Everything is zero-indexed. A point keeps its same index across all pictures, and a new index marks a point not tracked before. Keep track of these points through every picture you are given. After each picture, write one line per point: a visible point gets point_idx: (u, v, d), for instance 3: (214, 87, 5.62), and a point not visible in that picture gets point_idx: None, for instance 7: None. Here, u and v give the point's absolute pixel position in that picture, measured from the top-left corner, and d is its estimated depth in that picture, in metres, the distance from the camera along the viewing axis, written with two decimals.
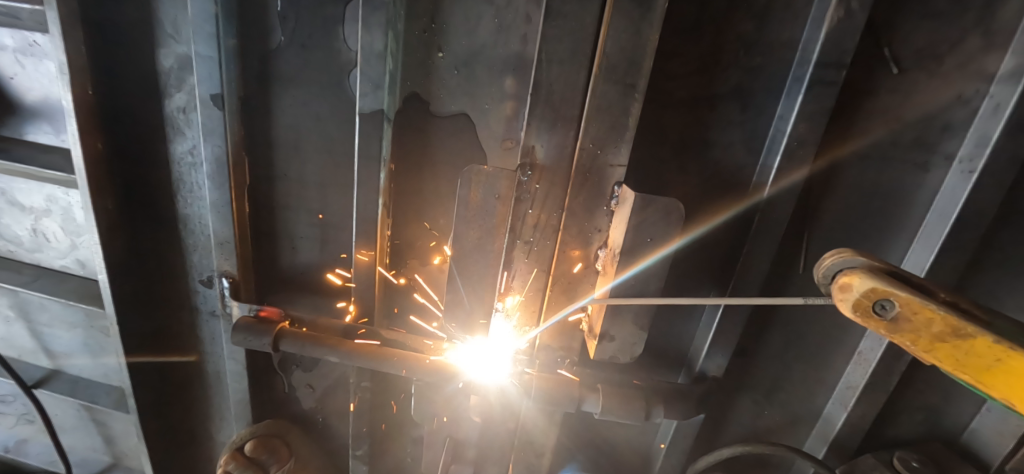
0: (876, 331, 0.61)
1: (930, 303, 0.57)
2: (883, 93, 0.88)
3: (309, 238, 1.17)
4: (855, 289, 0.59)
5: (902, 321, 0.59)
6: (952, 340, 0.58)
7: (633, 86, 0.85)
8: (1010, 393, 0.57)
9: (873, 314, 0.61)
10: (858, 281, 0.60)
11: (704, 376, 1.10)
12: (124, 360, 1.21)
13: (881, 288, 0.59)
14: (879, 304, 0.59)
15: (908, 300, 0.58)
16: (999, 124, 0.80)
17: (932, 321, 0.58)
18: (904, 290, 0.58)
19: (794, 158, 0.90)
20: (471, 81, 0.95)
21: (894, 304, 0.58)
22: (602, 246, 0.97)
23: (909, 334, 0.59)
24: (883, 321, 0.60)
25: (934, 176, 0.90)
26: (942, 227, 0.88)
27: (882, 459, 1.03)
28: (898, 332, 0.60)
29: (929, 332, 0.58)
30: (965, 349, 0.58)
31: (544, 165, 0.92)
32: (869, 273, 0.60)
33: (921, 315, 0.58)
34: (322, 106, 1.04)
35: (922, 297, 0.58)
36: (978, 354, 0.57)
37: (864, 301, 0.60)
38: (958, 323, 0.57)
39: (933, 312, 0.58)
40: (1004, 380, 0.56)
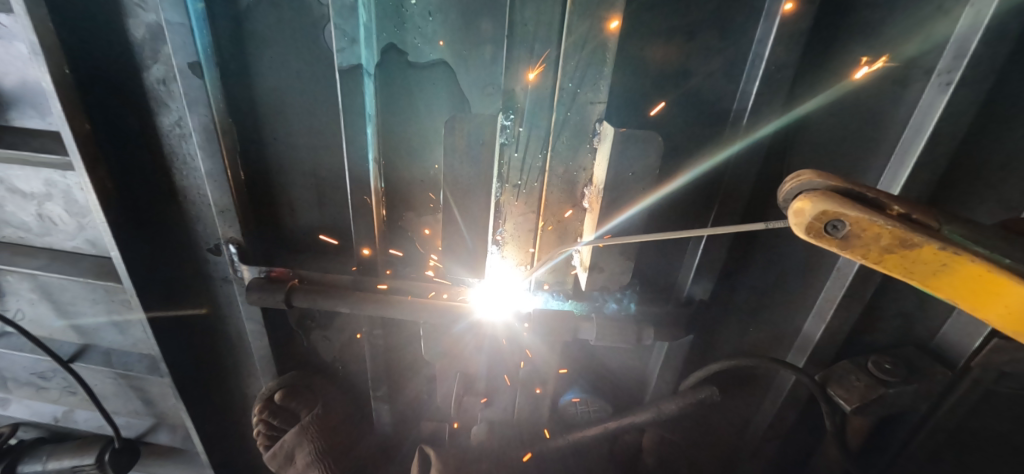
0: (831, 249, 0.69)
1: (879, 221, 0.65)
2: (867, 9, 0.88)
3: (307, 199, 1.20)
4: (814, 216, 0.65)
5: (855, 238, 0.67)
6: (901, 250, 0.66)
7: (607, 19, 0.82)
8: (950, 289, 0.68)
9: (828, 234, 0.67)
10: (814, 205, 0.66)
11: (692, 299, 1.16)
12: (145, 315, 1.25)
13: (834, 211, 0.65)
14: (833, 225, 0.66)
15: (859, 219, 0.65)
16: (977, 34, 0.79)
17: (881, 236, 0.66)
18: (856, 211, 0.65)
19: (772, 83, 0.90)
20: (446, 27, 0.93)
21: (847, 224, 0.65)
22: (587, 184, 1.00)
23: (862, 248, 0.67)
24: (837, 240, 0.67)
25: (913, 90, 0.90)
26: (918, 140, 0.89)
27: (858, 364, 1.14)
28: (850, 247, 0.68)
29: (878, 246, 0.67)
30: (911, 256, 0.67)
31: (526, 108, 0.91)
32: (823, 198, 0.66)
33: (872, 231, 0.66)
34: (300, 66, 1.03)
35: (871, 214, 0.65)
36: (922, 259, 0.67)
37: (819, 224, 0.67)
38: (904, 235, 0.65)
39: (884, 229, 0.65)
40: (944, 278, 0.67)
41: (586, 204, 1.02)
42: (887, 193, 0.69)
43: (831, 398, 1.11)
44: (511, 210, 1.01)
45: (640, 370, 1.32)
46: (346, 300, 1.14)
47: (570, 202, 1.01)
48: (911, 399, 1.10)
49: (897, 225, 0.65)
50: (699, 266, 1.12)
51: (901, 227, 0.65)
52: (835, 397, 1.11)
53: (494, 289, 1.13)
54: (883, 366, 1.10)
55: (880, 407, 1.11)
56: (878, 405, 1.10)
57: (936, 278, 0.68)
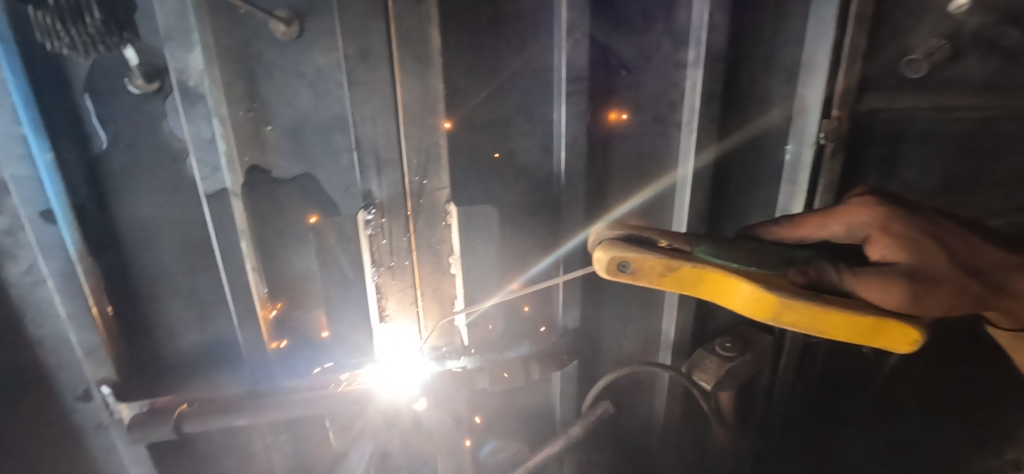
0: (627, 282, 0.84)
1: (649, 254, 0.80)
2: (624, 89, 1.16)
3: (187, 320, 1.20)
4: (603, 260, 0.82)
5: (639, 271, 0.82)
6: (671, 274, 0.81)
7: (434, 125, 0.99)
8: (719, 297, 0.81)
9: (620, 272, 0.83)
10: (603, 251, 0.83)
11: (566, 330, 1.30)
12: None
13: (617, 254, 0.81)
14: (621, 265, 0.82)
15: (635, 257, 0.81)
16: (698, 96, 1.11)
17: (654, 266, 0.81)
18: (631, 251, 0.81)
19: (574, 151, 1.11)
20: (301, 144, 1.05)
21: (628, 262, 0.80)
22: (451, 254, 1.13)
23: (646, 278, 0.82)
24: (627, 275, 0.82)
25: (673, 136, 1.20)
26: (686, 170, 1.20)
27: (709, 349, 1.44)
28: (640, 279, 0.83)
29: (656, 273, 0.81)
30: (681, 277, 0.81)
31: (384, 202, 1.02)
32: (608, 246, 0.82)
33: (647, 263, 0.81)
34: (165, 195, 1.08)
35: (643, 251, 0.81)
36: (689, 277, 0.81)
37: (611, 266, 0.82)
38: (669, 261, 0.80)
39: (653, 260, 0.80)
40: (704, 288, 0.81)
41: (453, 270, 1.14)
42: (657, 232, 0.88)
43: (697, 381, 1.38)
44: (392, 292, 1.10)
45: (545, 406, 1.48)
46: (241, 412, 1.15)
47: (439, 272, 1.13)
48: (752, 366, 1.42)
49: (663, 255, 0.81)
50: (564, 300, 1.26)
51: (665, 255, 0.80)
52: (699, 381, 1.39)
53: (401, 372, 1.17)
54: (725, 345, 1.41)
55: (733, 379, 1.40)
56: (730, 379, 1.39)
57: (706, 290, 0.82)
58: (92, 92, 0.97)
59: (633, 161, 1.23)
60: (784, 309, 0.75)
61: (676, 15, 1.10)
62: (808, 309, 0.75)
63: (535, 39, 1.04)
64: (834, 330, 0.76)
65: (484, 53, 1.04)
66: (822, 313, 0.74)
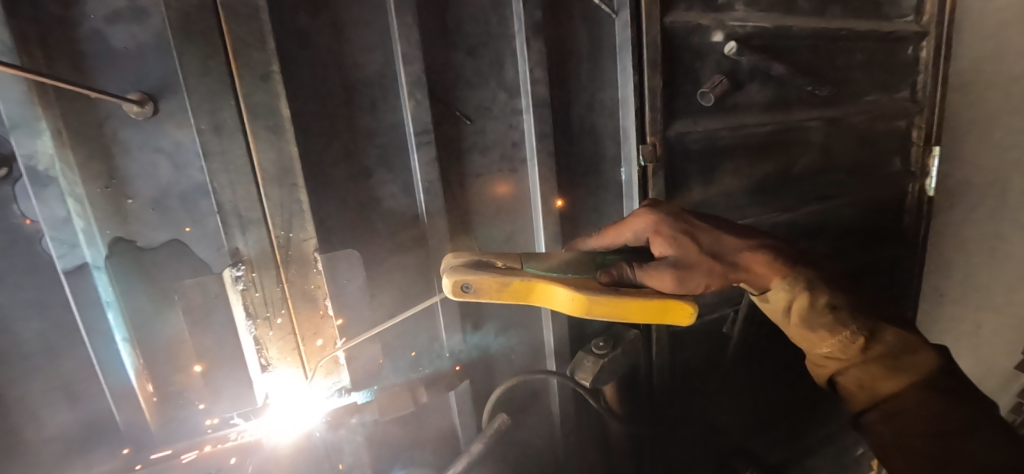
0: (472, 300, 0.98)
1: (484, 274, 0.96)
2: (471, 135, 1.33)
3: (53, 402, 1.17)
4: (448, 283, 0.96)
5: (479, 289, 0.97)
6: (504, 288, 0.96)
7: (294, 184, 1.10)
8: (545, 302, 0.99)
9: (465, 292, 0.97)
10: (449, 276, 0.97)
11: (454, 353, 1.42)
12: None
13: (459, 277, 0.96)
14: (464, 286, 0.96)
15: (473, 277, 0.96)
16: (530, 135, 1.37)
17: (491, 283, 0.96)
18: (470, 273, 0.96)
19: (431, 193, 1.27)
20: (167, 213, 1.10)
21: (467, 283, 0.95)
22: (327, 297, 1.20)
23: (486, 294, 0.97)
24: (470, 294, 0.97)
25: (522, 172, 1.42)
26: (533, 198, 1.44)
27: (586, 350, 1.65)
28: (481, 295, 0.98)
29: (492, 289, 0.97)
30: (513, 289, 0.97)
31: (252, 258, 1.10)
32: (451, 271, 0.97)
33: (484, 281, 0.96)
34: (20, 277, 1.08)
35: (480, 272, 0.97)
36: (519, 289, 0.97)
37: (456, 287, 0.97)
38: (501, 278, 0.96)
39: (488, 278, 0.96)
40: (534, 296, 0.98)
41: (330, 311, 1.22)
42: (495, 255, 1.05)
43: (578, 380, 1.59)
44: (272, 341, 1.17)
45: (450, 430, 1.56)
46: None
47: (316, 315, 1.21)
48: (623, 359, 1.66)
49: (496, 273, 0.97)
50: (446, 327, 1.39)
51: (497, 273, 0.96)
52: (581, 380, 1.60)
53: (285, 420, 1.24)
54: (599, 344, 1.64)
55: (609, 373, 1.63)
56: (606, 373, 1.61)
57: (535, 297, 0.99)
58: None
59: (492, 197, 1.41)
60: (593, 304, 0.94)
61: (503, 70, 1.32)
62: (611, 301, 0.94)
63: (383, 101, 1.19)
64: (634, 314, 0.95)
65: (338, 115, 1.15)
66: (622, 303, 0.94)
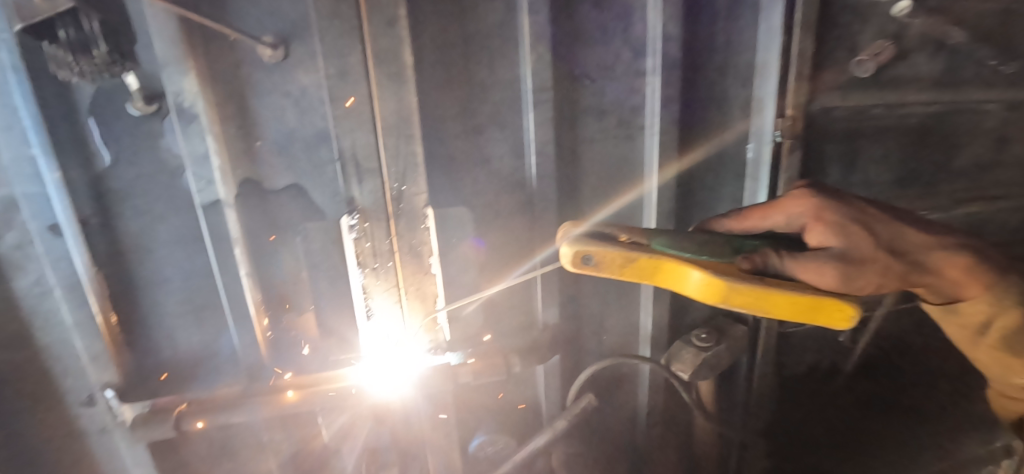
0: (591, 274, 0.92)
1: (609, 247, 0.88)
2: (588, 97, 1.25)
3: (185, 326, 1.27)
4: (569, 254, 0.90)
5: (601, 263, 0.90)
6: (629, 264, 0.89)
7: (411, 135, 1.06)
8: (671, 283, 0.90)
9: (585, 264, 0.91)
10: (569, 246, 0.91)
11: (547, 324, 1.40)
12: None
13: (581, 248, 0.89)
14: (585, 258, 0.90)
15: (597, 250, 0.89)
16: (656, 101, 1.22)
17: (615, 257, 0.89)
18: (593, 245, 0.89)
19: (543, 155, 1.21)
20: (290, 157, 1.14)
21: (590, 256, 0.88)
22: (432, 254, 1.18)
23: (607, 269, 0.90)
24: (590, 266, 0.90)
25: (638, 141, 1.30)
26: (651, 172, 1.30)
27: (685, 340, 1.54)
28: (601, 270, 0.91)
29: (615, 264, 0.89)
30: (638, 266, 0.89)
31: (367, 208, 1.10)
32: (573, 240, 0.90)
33: (607, 255, 0.89)
34: (164, 207, 1.16)
35: (603, 244, 0.89)
36: (644, 267, 0.89)
37: (576, 259, 0.90)
38: (626, 253, 0.88)
39: (612, 252, 0.88)
40: (661, 276, 0.89)
41: (434, 270, 1.20)
42: (619, 227, 0.96)
43: (674, 371, 1.49)
44: (378, 292, 1.17)
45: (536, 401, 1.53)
46: (240, 409, 1.22)
47: (421, 272, 1.18)
48: (727, 355, 1.52)
49: (621, 247, 0.89)
50: (542, 297, 1.37)
51: (623, 247, 0.89)
52: (677, 371, 1.49)
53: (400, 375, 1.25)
54: (701, 336, 1.52)
55: (709, 369, 1.50)
56: (707, 368, 1.49)
57: (660, 278, 0.90)
58: (96, 114, 1.06)
59: (603, 167, 1.32)
60: (732, 293, 0.83)
61: (633, 28, 1.18)
62: (753, 292, 0.83)
63: (502, 55, 1.14)
64: (780, 309, 0.84)
65: (457, 68, 1.13)
66: (767, 294, 0.83)
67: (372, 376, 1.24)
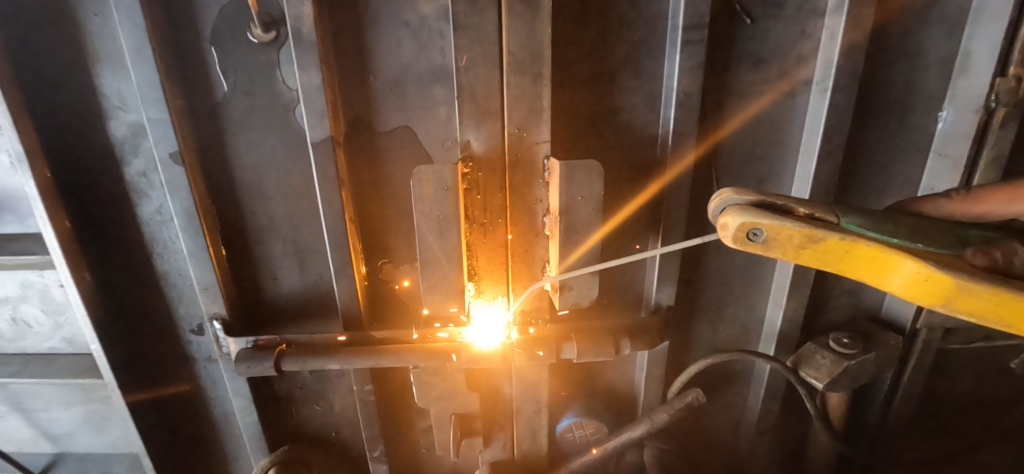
0: (755, 253, 0.75)
1: (789, 223, 0.71)
2: (745, 41, 1.05)
3: (288, 266, 1.26)
4: (734, 228, 0.72)
5: (773, 241, 0.73)
6: (812, 246, 0.72)
7: (539, 74, 0.93)
8: (859, 273, 0.74)
9: (750, 241, 0.73)
10: (734, 217, 0.73)
11: (660, 306, 1.25)
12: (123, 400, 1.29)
13: (752, 221, 0.71)
14: (753, 233, 0.72)
15: (772, 225, 0.71)
16: (836, 47, 0.99)
17: (794, 236, 0.72)
18: (768, 219, 0.71)
19: (685, 108, 1.03)
20: (403, 96, 1.06)
21: (764, 231, 0.71)
22: (546, 214, 1.06)
23: (780, 249, 0.73)
24: (758, 245, 0.73)
25: (800, 99, 1.09)
26: (814, 138, 1.08)
27: (821, 344, 1.31)
28: (771, 250, 0.74)
29: (793, 244, 0.72)
30: (823, 250, 0.72)
31: (480, 155, 1.00)
32: (740, 211, 0.72)
33: (785, 233, 0.72)
34: (274, 143, 1.12)
35: (781, 219, 0.72)
36: (831, 251, 0.72)
37: (741, 234, 0.73)
38: (811, 231, 0.71)
39: (794, 229, 0.71)
40: (852, 263, 0.73)
41: (547, 231, 1.07)
42: (794, 199, 0.77)
43: (804, 377, 1.27)
44: (483, 249, 1.09)
45: (633, 386, 1.40)
46: (334, 357, 1.19)
47: (532, 232, 1.08)
48: (874, 367, 1.27)
49: (805, 224, 0.72)
50: (659, 274, 1.21)
51: (808, 225, 0.71)
52: (807, 377, 1.27)
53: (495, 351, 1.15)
54: (843, 341, 1.28)
55: (848, 379, 1.26)
56: (846, 377, 1.26)
57: (847, 265, 0.74)
58: (216, 42, 1.02)
59: (748, 130, 1.13)
60: (956, 292, 0.69)
61: None
62: (985, 294, 0.69)
63: None
64: (1015, 318, 0.70)
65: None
66: (1005, 300, 0.68)
67: (473, 345, 1.15)
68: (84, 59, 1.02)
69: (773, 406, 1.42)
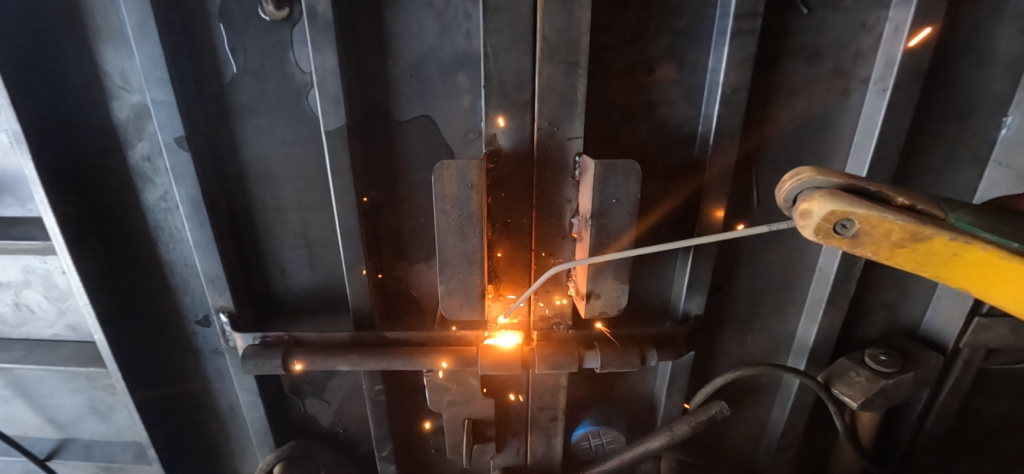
0: (840, 248, 0.64)
1: (888, 216, 0.60)
2: (798, 32, 0.95)
3: (297, 260, 1.20)
4: (820, 218, 0.61)
5: (865, 235, 0.62)
6: (911, 244, 0.61)
7: (575, 63, 0.86)
8: (964, 280, 0.63)
9: (836, 232, 0.63)
10: (821, 205, 0.62)
11: (687, 316, 1.18)
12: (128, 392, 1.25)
13: (842, 209, 0.60)
14: (842, 223, 0.62)
15: (868, 216, 0.60)
16: (901, 44, 0.91)
17: (892, 232, 0.61)
18: (863, 207, 0.60)
19: (730, 104, 0.94)
20: (424, 83, 0.98)
21: (857, 223, 0.60)
22: (575, 215, 0.99)
23: (872, 245, 0.62)
24: (846, 238, 0.62)
25: (854, 98, 1.01)
26: (868, 142, 1.00)
27: (856, 360, 1.24)
28: (859, 245, 0.63)
29: (889, 241, 0.61)
30: (923, 250, 0.61)
31: (509, 152, 0.94)
32: (830, 196, 0.61)
33: (881, 226, 0.61)
34: (286, 129, 1.05)
35: (880, 210, 0.60)
36: (934, 251, 0.61)
37: (827, 224, 0.62)
38: (915, 228, 0.60)
39: (891, 224, 0.60)
40: (956, 270, 0.62)
41: (575, 233, 1.00)
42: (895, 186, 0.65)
43: (837, 395, 1.19)
44: (506, 254, 1.04)
45: (650, 395, 1.34)
46: (346, 358, 1.13)
47: (558, 235, 1.01)
48: (911, 386, 1.21)
49: (907, 218, 0.60)
50: (690, 282, 1.14)
51: (912, 219, 0.60)
52: (840, 394, 1.19)
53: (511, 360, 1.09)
54: (880, 358, 1.21)
55: (883, 398, 1.19)
56: (881, 397, 1.19)
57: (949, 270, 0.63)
58: (225, 19, 0.94)
59: (793, 131, 1.04)
60: None
61: None
62: None
63: None
64: None
65: None
66: None
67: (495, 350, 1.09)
68: (87, 34, 0.95)
69: (801, 420, 1.34)
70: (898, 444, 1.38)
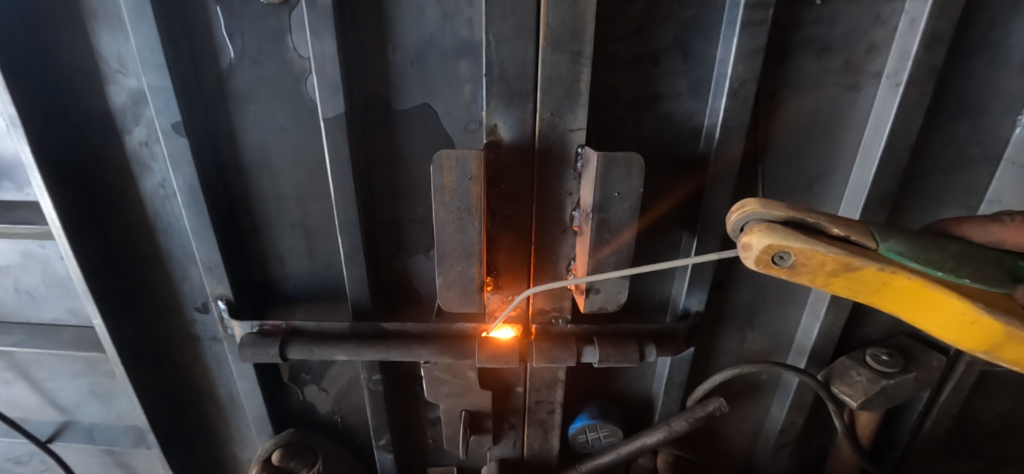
0: (778, 277, 0.65)
1: (823, 248, 0.61)
2: (810, 24, 0.92)
3: (295, 249, 1.19)
4: (759, 252, 0.62)
5: (801, 267, 0.63)
6: (845, 274, 0.63)
7: (579, 53, 0.84)
8: (893, 304, 0.66)
9: (775, 264, 0.63)
10: (759, 238, 0.62)
11: (687, 312, 1.17)
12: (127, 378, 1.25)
13: (779, 244, 0.61)
14: (779, 256, 0.62)
15: (804, 249, 0.61)
16: (917, 37, 0.88)
17: (826, 262, 0.62)
18: (799, 241, 0.61)
19: (738, 98, 0.92)
20: (425, 71, 0.96)
21: (793, 257, 0.61)
22: (575, 208, 0.97)
23: (808, 275, 0.63)
24: (784, 269, 0.63)
25: (865, 93, 0.98)
26: (879, 138, 0.98)
27: (857, 359, 1.22)
28: (797, 274, 0.64)
29: (824, 272, 0.63)
30: (857, 279, 0.63)
31: (510, 144, 0.92)
32: (768, 231, 0.61)
33: (816, 259, 0.62)
34: (284, 117, 1.04)
35: (815, 243, 0.61)
36: (866, 280, 0.63)
37: (766, 256, 0.62)
38: (848, 259, 0.62)
39: (826, 256, 0.61)
40: (886, 296, 0.64)
41: (576, 227, 0.99)
42: (829, 215, 0.66)
43: (837, 394, 1.18)
44: (506, 246, 1.02)
45: (647, 390, 1.34)
46: (343, 347, 1.13)
47: (558, 228, 1.00)
48: (912, 387, 1.20)
49: (840, 250, 0.62)
50: (692, 277, 1.13)
51: (844, 252, 0.61)
52: (839, 393, 1.18)
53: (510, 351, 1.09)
54: (881, 358, 1.20)
55: (883, 398, 1.18)
56: (881, 397, 1.18)
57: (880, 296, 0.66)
58: (222, 3, 0.92)
59: (803, 126, 1.02)
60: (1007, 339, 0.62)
61: None
62: None
63: None
64: None
65: None
66: None
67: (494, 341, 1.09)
68: (81, 16, 0.93)
69: (800, 417, 1.34)
70: (897, 444, 1.38)
